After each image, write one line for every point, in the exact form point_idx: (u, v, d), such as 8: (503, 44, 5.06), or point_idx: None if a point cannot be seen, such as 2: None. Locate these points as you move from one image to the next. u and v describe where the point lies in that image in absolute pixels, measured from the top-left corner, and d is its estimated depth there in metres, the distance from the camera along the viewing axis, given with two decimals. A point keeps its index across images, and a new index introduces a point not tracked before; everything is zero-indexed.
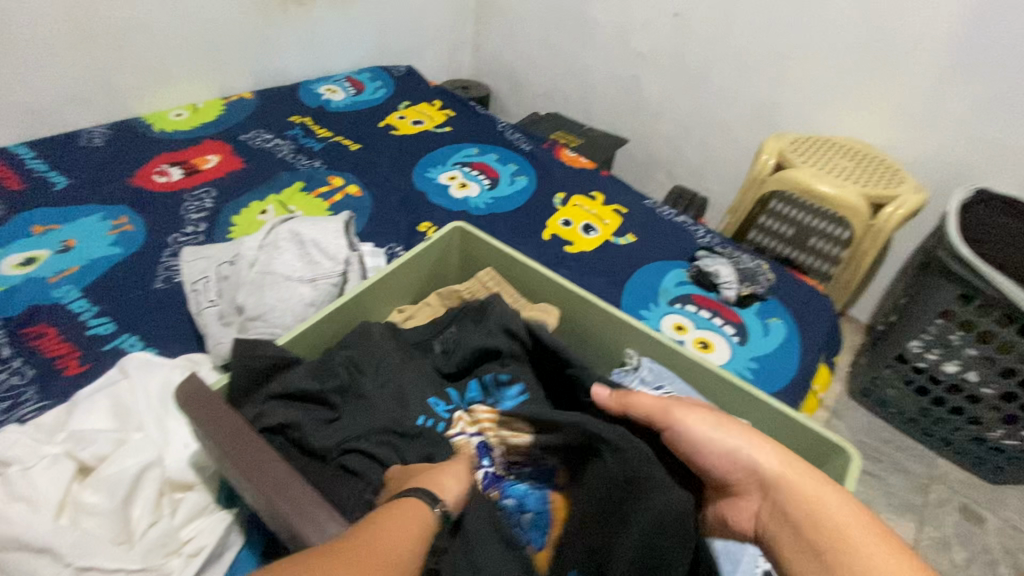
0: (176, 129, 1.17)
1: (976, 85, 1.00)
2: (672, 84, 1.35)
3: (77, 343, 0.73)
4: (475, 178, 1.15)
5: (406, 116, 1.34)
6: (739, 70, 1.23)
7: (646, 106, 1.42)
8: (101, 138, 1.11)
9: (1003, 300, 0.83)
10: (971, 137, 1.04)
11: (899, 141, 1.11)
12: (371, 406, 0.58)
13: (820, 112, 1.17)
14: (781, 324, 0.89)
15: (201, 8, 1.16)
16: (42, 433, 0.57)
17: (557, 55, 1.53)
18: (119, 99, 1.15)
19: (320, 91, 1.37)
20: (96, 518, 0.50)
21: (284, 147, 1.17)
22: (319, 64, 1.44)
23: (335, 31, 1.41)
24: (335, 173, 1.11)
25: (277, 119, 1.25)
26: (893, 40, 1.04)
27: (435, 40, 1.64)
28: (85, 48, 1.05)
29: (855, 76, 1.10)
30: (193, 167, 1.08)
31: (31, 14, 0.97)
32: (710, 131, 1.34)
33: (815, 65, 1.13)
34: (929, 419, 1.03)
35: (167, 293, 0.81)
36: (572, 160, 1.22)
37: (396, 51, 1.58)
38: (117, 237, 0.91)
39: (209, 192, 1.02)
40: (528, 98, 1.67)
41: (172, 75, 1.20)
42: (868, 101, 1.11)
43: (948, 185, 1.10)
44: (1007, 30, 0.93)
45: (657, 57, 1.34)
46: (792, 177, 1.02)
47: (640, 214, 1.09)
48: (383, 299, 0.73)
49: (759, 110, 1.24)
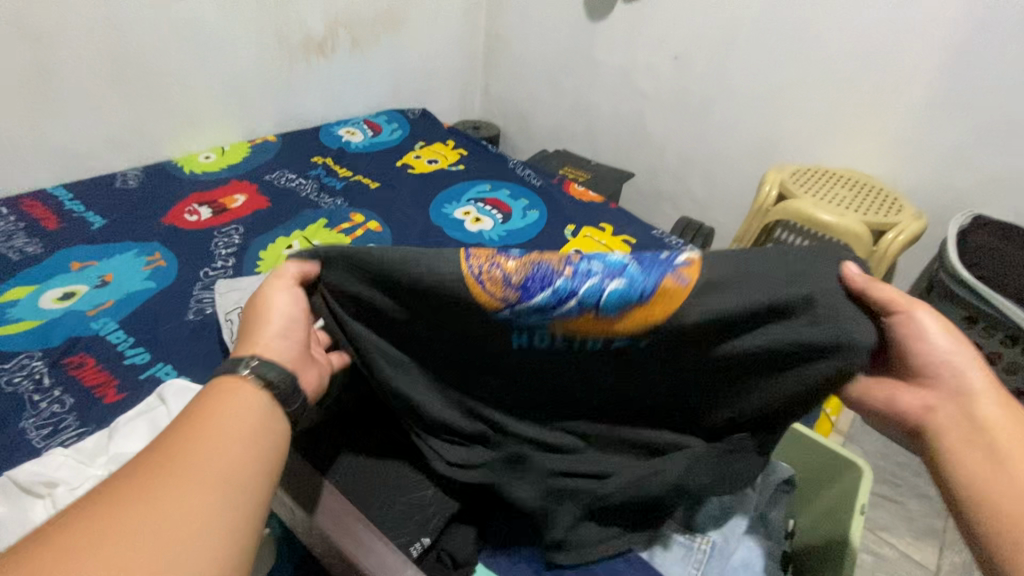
0: (205, 171, 1.24)
1: (965, 117, 1.05)
2: (674, 121, 1.41)
3: (114, 372, 0.76)
4: (488, 212, 1.20)
5: (421, 155, 1.41)
6: (737, 107, 1.29)
7: (650, 142, 1.48)
8: (136, 179, 1.18)
9: (1006, 322, 0.89)
10: (964, 165, 1.08)
11: (895, 171, 1.16)
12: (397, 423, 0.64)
13: (817, 144, 1.22)
14: None
15: (232, 59, 1.26)
16: (85, 455, 0.60)
17: (564, 97, 1.61)
18: (154, 144, 1.23)
19: (340, 133, 1.45)
20: None
21: (307, 186, 1.23)
22: (339, 108, 1.52)
23: (354, 78, 1.51)
24: (356, 210, 1.17)
25: (300, 160, 1.32)
26: (884, 75, 1.09)
27: (447, 84, 1.74)
28: (123, 94, 1.14)
29: (849, 110, 1.16)
30: (222, 205, 1.14)
31: (78, 65, 1.07)
32: (713, 165, 1.39)
33: (810, 101, 1.20)
34: None
35: (198, 324, 0.85)
36: (580, 194, 1.28)
37: (411, 96, 1.67)
38: (151, 272, 0.96)
39: (237, 229, 1.08)
40: (537, 136, 1.75)
41: (202, 120, 1.28)
42: (863, 133, 1.17)
43: (946, 211, 1.14)
44: (990, 65, 0.99)
45: (659, 96, 1.41)
46: (793, 207, 1.07)
47: (648, 243, 1.13)
48: None
49: (759, 143, 1.30)
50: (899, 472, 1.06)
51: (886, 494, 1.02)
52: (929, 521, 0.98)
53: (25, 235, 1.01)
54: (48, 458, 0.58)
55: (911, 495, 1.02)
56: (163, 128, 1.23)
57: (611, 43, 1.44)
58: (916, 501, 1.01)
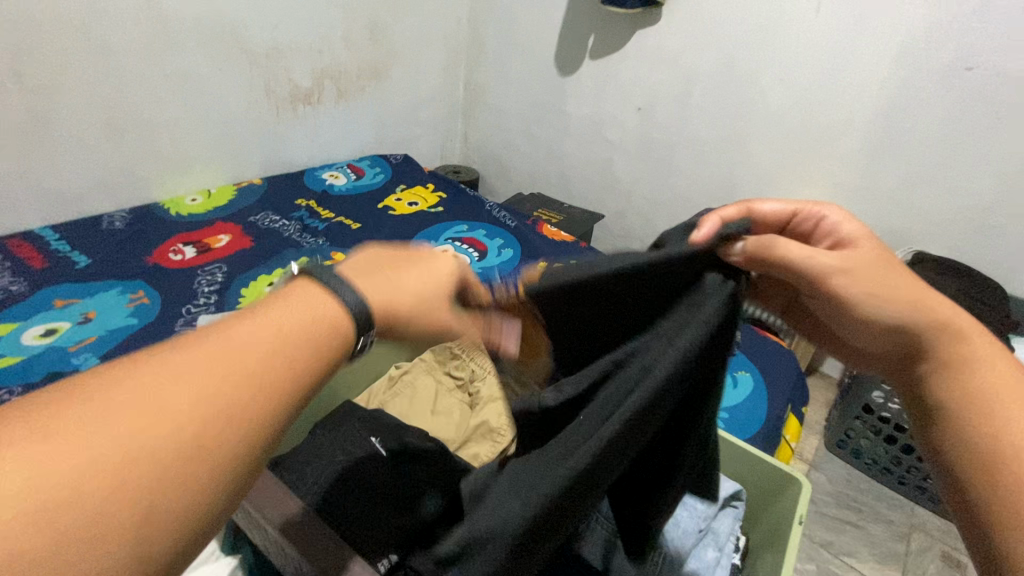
0: (191, 212, 1.29)
1: (901, 161, 1.15)
2: (641, 168, 1.52)
3: None
4: (464, 251, 1.26)
5: (402, 198, 1.47)
6: (697, 154, 1.40)
7: (619, 186, 1.58)
8: (122, 221, 1.22)
9: None
10: (904, 206, 1.18)
11: (843, 213, 1.26)
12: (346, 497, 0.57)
13: (770, 188, 1.33)
14: (749, 377, 0.95)
15: (223, 108, 1.33)
16: None
17: (538, 143, 1.72)
18: (142, 188, 1.29)
19: (324, 177, 1.52)
20: None
21: (290, 227, 1.28)
22: (323, 152, 1.60)
23: (338, 124, 1.59)
24: (337, 249, 1.22)
25: (285, 202, 1.38)
26: (825, 126, 1.20)
27: (429, 131, 1.84)
28: (116, 140, 1.20)
29: (796, 157, 1.27)
30: (206, 245, 1.18)
31: (73, 114, 1.12)
32: (677, 207, 1.49)
33: (754, 152, 1.32)
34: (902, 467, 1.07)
35: None
36: (553, 233, 1.35)
37: (394, 142, 1.76)
38: (134, 308, 0.98)
39: (220, 268, 1.12)
40: (514, 179, 1.85)
41: (191, 165, 1.34)
42: (810, 178, 1.27)
43: (890, 247, 1.23)
44: (914, 117, 1.10)
45: (626, 144, 1.52)
46: None
47: None
48: (355, 377, 0.73)
49: (717, 185, 1.40)
50: (862, 497, 1.09)
51: (849, 520, 1.04)
52: (889, 544, 1.01)
53: (9, 274, 1.03)
54: None
55: (872, 520, 1.04)
56: (152, 171, 1.28)
57: (580, 96, 1.55)
58: (878, 525, 1.04)
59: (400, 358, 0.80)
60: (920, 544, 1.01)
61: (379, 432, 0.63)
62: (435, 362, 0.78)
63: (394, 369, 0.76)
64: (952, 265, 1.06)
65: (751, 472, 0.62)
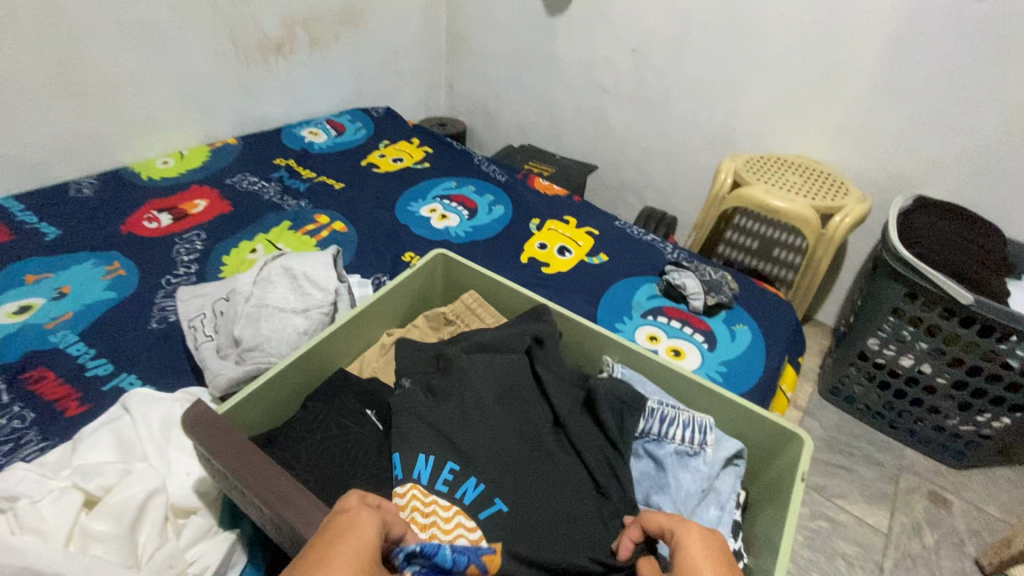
0: (164, 176, 1.22)
1: (903, 103, 1.10)
2: (635, 114, 1.45)
3: (74, 386, 0.76)
4: (454, 209, 1.21)
5: (386, 154, 1.41)
6: (694, 98, 1.34)
7: (613, 135, 1.52)
8: (90, 188, 1.15)
9: (942, 295, 0.91)
10: (906, 149, 1.14)
11: (844, 158, 1.22)
12: (342, 470, 0.55)
13: (769, 134, 1.28)
14: (747, 330, 0.94)
15: (187, 61, 1.23)
16: (49, 467, 0.60)
17: (527, 92, 1.63)
18: (109, 152, 1.21)
19: (303, 134, 1.45)
20: (104, 545, 0.52)
21: (270, 189, 1.23)
22: (300, 108, 1.51)
23: (314, 76, 1.49)
24: (320, 211, 1.17)
25: (262, 162, 1.32)
26: (829, 64, 1.14)
27: (411, 81, 1.74)
28: (74, 100, 1.11)
29: (798, 99, 1.21)
30: (181, 211, 1.13)
31: (24, 73, 1.03)
32: (673, 156, 1.44)
33: (753, 95, 1.26)
34: (894, 411, 1.09)
35: (164, 332, 0.85)
36: (545, 187, 1.30)
37: (375, 94, 1.67)
38: (111, 281, 0.94)
39: (199, 234, 1.07)
40: (502, 130, 1.77)
41: (159, 125, 1.26)
42: (811, 122, 1.22)
43: (891, 192, 1.20)
44: (923, 52, 1.04)
45: (619, 90, 1.44)
46: (746, 194, 1.12)
47: (612, 234, 1.15)
48: (345, 346, 0.70)
49: (714, 132, 1.35)
50: (852, 442, 1.11)
51: (841, 464, 1.07)
52: (879, 486, 1.03)
53: None
54: (8, 475, 0.57)
55: (863, 463, 1.07)
56: (118, 133, 1.20)
57: (570, 39, 1.46)
58: (867, 468, 1.06)
59: (391, 326, 0.77)
60: (908, 484, 1.03)
61: (373, 403, 0.63)
62: (427, 329, 0.77)
63: (386, 336, 0.74)
64: (953, 209, 1.04)
65: (754, 428, 0.62)
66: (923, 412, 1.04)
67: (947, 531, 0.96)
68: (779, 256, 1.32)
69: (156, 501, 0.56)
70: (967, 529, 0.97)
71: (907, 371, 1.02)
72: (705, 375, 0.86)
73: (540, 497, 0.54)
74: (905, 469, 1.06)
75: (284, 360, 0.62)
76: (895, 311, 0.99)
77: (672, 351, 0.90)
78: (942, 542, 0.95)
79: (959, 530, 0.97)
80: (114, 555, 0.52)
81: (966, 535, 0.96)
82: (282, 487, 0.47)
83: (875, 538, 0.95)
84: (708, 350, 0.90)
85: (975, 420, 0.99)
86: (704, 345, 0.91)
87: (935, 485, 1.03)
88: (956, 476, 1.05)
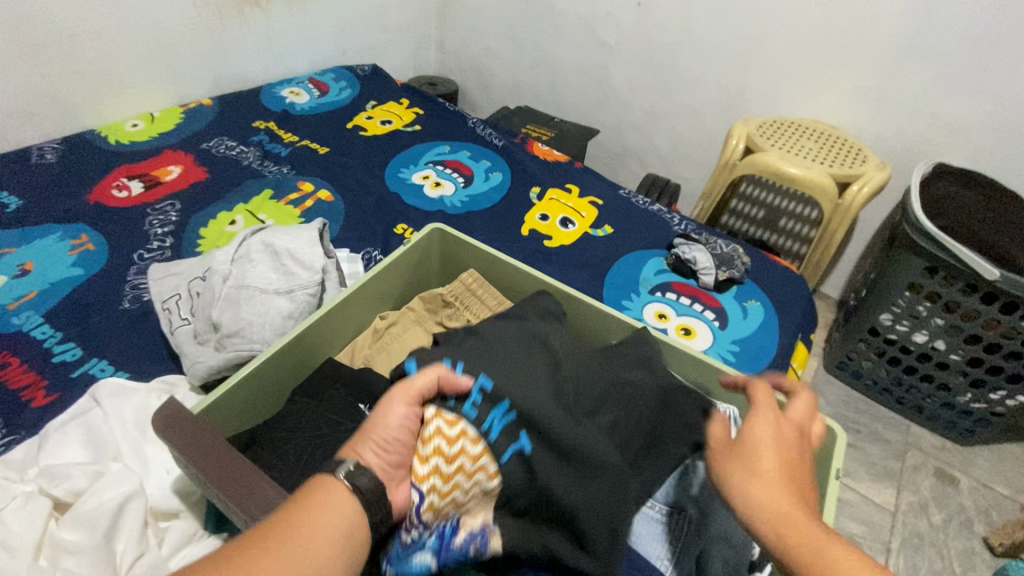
0: (133, 140, 1.13)
1: (932, 61, 1.03)
2: (640, 73, 1.36)
3: (42, 373, 0.70)
4: (448, 176, 1.13)
5: (374, 116, 1.31)
6: (704, 56, 1.25)
7: (615, 96, 1.43)
8: (52, 153, 1.06)
9: (965, 270, 0.86)
10: (929, 113, 1.07)
11: (862, 122, 1.15)
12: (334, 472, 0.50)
13: (784, 96, 1.20)
14: (760, 307, 0.90)
15: (153, 11, 1.11)
16: (15, 467, 0.55)
17: (524, 48, 1.53)
18: (71, 113, 1.11)
19: (283, 94, 1.34)
20: (76, 557, 0.48)
21: (249, 155, 1.14)
22: (278, 65, 1.40)
23: (293, 28, 1.37)
24: (305, 178, 1.09)
25: (240, 125, 1.22)
26: (853, 18, 1.05)
27: (399, 35, 1.62)
28: (26, 55, 0.99)
29: (816, 57, 1.13)
30: (154, 179, 1.04)
31: None
32: (679, 119, 1.36)
33: (769, 53, 1.17)
34: (902, 387, 1.06)
35: (137, 313, 0.79)
36: (545, 153, 1.22)
37: (360, 49, 1.55)
38: (79, 257, 0.87)
39: (174, 205, 0.99)
40: (497, 90, 1.67)
41: (125, 83, 1.15)
42: (829, 83, 1.14)
43: (908, 159, 1.14)
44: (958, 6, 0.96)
45: (623, 46, 1.35)
46: (760, 162, 1.06)
47: (616, 204, 1.08)
48: (335, 331, 0.64)
49: (724, 94, 1.26)
50: (859, 418, 1.09)
51: (848, 441, 1.05)
52: (885, 463, 1.02)
53: None
54: None
55: (869, 440, 1.05)
56: (79, 92, 1.10)
57: None
58: (874, 445, 1.04)
59: (384, 307, 0.71)
60: (915, 461, 1.02)
61: (367, 397, 0.58)
62: (424, 310, 0.71)
63: (378, 320, 0.68)
64: None
65: None
66: (933, 388, 1.02)
67: (954, 509, 0.95)
68: (787, 226, 1.27)
69: (132, 505, 0.51)
70: (973, 507, 0.96)
71: (920, 348, 0.98)
72: (717, 355, 0.82)
73: (591, 477, 0.47)
74: (911, 446, 1.05)
75: (268, 349, 0.56)
76: (911, 286, 0.95)
77: (682, 330, 0.85)
78: (949, 520, 0.95)
79: (965, 508, 0.96)
80: (86, 568, 0.47)
81: (973, 513, 0.95)
82: (266, 499, 0.42)
83: (882, 517, 0.93)
84: (719, 329, 0.86)
85: (987, 397, 0.97)
86: (715, 323, 0.87)
87: (942, 462, 1.02)
88: (961, 452, 1.04)
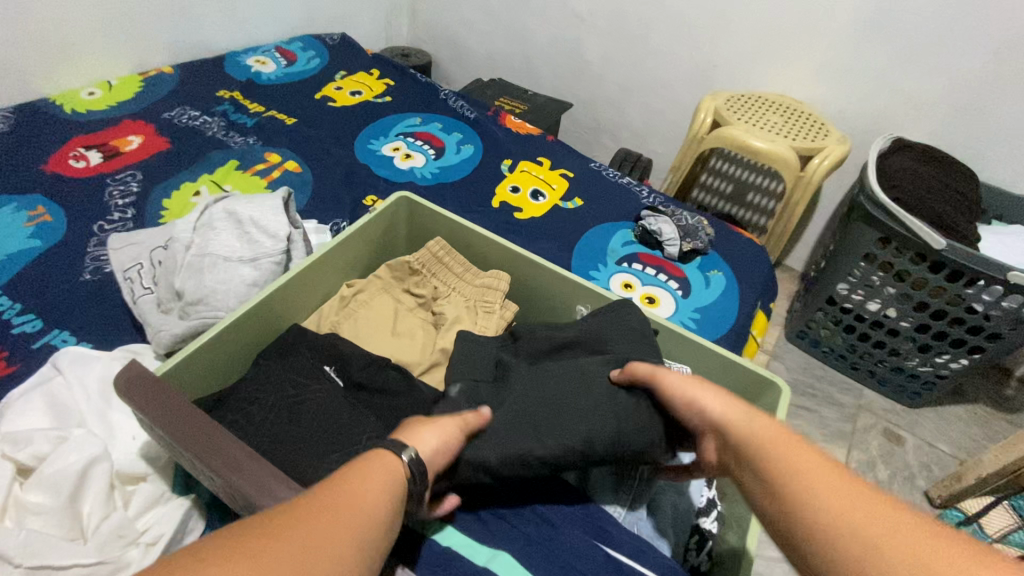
0: (90, 109, 1.09)
1: (892, 38, 1.05)
2: (613, 46, 1.36)
3: (1, 344, 0.69)
4: (419, 148, 1.13)
5: (343, 86, 1.29)
6: (675, 29, 1.25)
7: (589, 69, 1.43)
8: (3, 122, 1.01)
9: (915, 239, 0.90)
10: (887, 89, 1.10)
11: (826, 97, 1.17)
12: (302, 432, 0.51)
13: (751, 71, 1.21)
14: (722, 277, 0.92)
15: None
16: None
17: (497, 19, 1.50)
18: (24, 81, 1.06)
19: (249, 63, 1.30)
20: (42, 518, 0.48)
21: (213, 124, 1.11)
22: (243, 32, 1.35)
23: None
24: (271, 149, 1.07)
25: (204, 95, 1.18)
26: None
27: (369, 4, 1.58)
28: None
29: (782, 33, 1.14)
30: (113, 149, 1.01)
31: None
32: (650, 93, 1.37)
33: (737, 27, 1.18)
34: (856, 354, 1.12)
35: (100, 284, 0.77)
36: (517, 125, 1.21)
37: (329, 18, 1.51)
38: (35, 228, 0.84)
39: (135, 175, 0.96)
40: (470, 62, 1.65)
41: (78, 50, 1.10)
42: (795, 58, 1.16)
43: (868, 135, 1.17)
44: None
45: (595, 19, 1.34)
46: (726, 135, 1.08)
47: (586, 177, 1.09)
48: (300, 298, 0.65)
49: (693, 68, 1.27)
50: (816, 383, 1.15)
51: (804, 405, 1.10)
52: (838, 425, 1.07)
53: None
54: None
55: (824, 404, 1.11)
56: (30, 57, 1.04)
57: None
58: (828, 408, 1.10)
59: (351, 276, 0.72)
60: (866, 423, 1.08)
61: (333, 360, 0.60)
62: (392, 279, 0.71)
63: (345, 288, 0.68)
64: (933, 151, 1.02)
65: (730, 373, 0.62)
66: (884, 354, 1.07)
67: (899, 466, 1.02)
68: (753, 200, 1.30)
69: (98, 468, 0.52)
70: (917, 463, 1.03)
71: (873, 315, 1.03)
72: (679, 322, 0.85)
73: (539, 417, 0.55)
74: (863, 409, 1.11)
75: (231, 315, 0.56)
76: (866, 256, 0.99)
77: (647, 299, 0.88)
78: (894, 475, 1.01)
79: (909, 464, 1.02)
80: (53, 527, 0.48)
81: (916, 469, 1.02)
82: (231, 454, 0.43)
83: None
84: (682, 297, 0.88)
85: (934, 361, 1.02)
86: (678, 292, 0.89)
87: (890, 424, 1.08)
88: (908, 414, 1.11)
